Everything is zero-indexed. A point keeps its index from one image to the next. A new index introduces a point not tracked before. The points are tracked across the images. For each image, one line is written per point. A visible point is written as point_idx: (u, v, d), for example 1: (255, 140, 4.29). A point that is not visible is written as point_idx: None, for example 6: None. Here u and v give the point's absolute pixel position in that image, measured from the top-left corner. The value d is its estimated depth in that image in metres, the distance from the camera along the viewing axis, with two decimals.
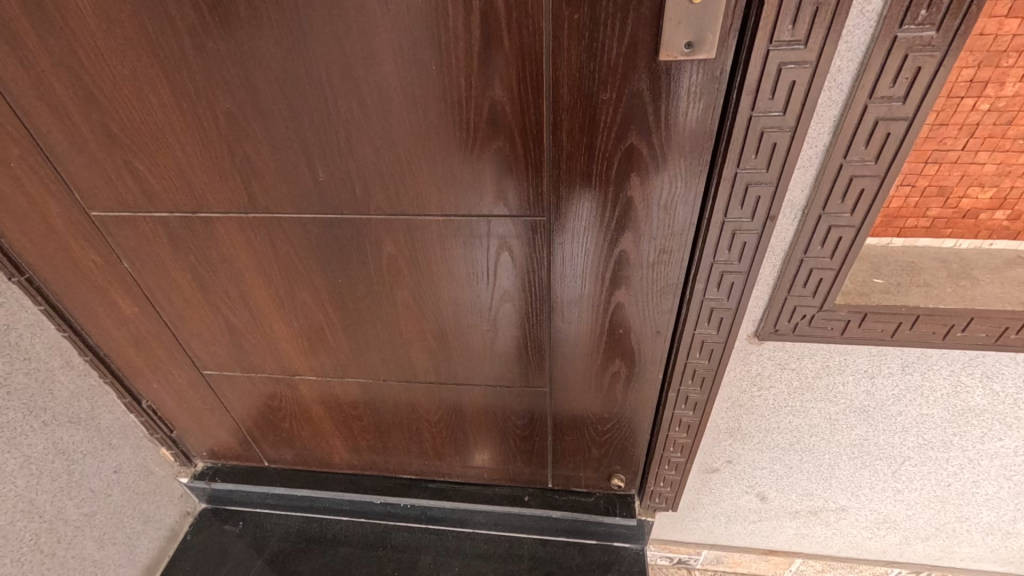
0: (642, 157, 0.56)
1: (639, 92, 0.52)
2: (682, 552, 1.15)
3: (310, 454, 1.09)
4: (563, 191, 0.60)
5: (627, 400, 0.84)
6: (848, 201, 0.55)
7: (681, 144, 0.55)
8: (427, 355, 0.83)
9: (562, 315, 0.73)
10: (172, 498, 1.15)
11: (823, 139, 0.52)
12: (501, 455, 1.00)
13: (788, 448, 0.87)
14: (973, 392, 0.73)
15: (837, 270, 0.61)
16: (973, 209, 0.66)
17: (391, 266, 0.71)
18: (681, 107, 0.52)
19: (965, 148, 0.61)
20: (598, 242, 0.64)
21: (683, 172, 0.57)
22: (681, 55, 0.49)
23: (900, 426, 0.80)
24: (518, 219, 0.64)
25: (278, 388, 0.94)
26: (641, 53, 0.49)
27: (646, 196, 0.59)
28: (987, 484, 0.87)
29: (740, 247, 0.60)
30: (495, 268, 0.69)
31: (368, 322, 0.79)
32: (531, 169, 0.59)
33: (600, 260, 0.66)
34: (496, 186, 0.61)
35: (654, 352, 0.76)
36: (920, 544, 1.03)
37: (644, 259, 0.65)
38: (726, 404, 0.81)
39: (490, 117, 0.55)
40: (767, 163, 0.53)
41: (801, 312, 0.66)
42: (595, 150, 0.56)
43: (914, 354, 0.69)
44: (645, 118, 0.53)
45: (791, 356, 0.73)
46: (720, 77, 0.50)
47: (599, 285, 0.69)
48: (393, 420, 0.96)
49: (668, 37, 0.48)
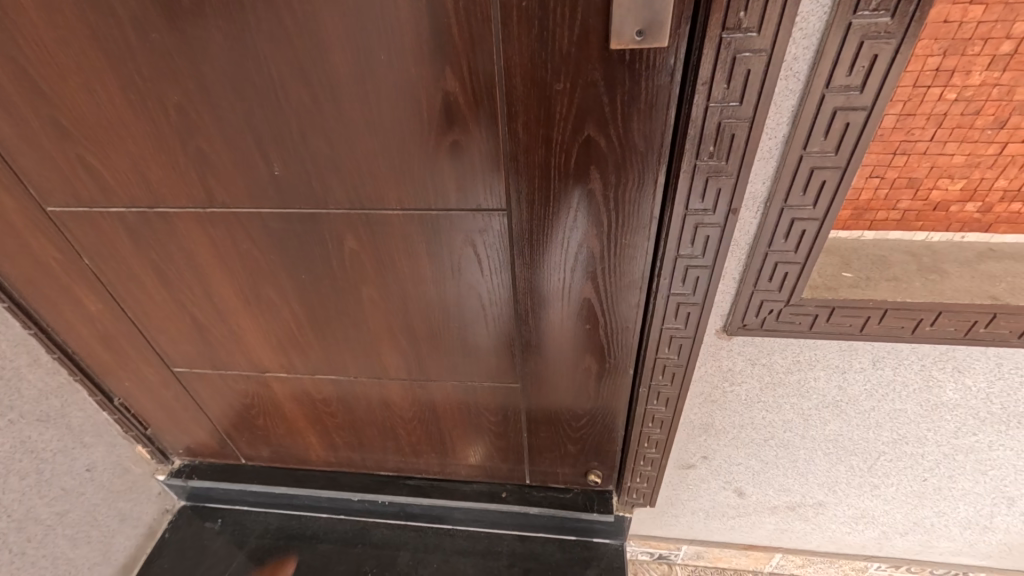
0: (601, 150, 0.55)
1: (594, 83, 0.50)
2: (663, 548, 1.15)
3: (287, 451, 1.09)
4: (522, 185, 0.59)
5: (600, 397, 0.84)
6: (810, 194, 0.54)
7: (640, 136, 0.53)
8: (397, 352, 0.82)
9: (530, 311, 0.72)
10: (149, 496, 1.14)
11: (782, 129, 0.51)
12: (477, 451, 0.99)
13: (763, 443, 0.86)
14: (945, 386, 0.72)
15: (802, 264, 0.60)
16: (943, 202, 0.65)
17: (354, 261, 0.70)
18: (637, 98, 0.51)
19: (933, 138, 0.60)
20: (561, 237, 0.63)
21: (643, 165, 0.56)
22: (633, 44, 0.47)
23: (873, 421, 0.79)
24: (479, 214, 0.63)
25: (250, 386, 0.94)
26: (593, 43, 0.48)
27: (607, 189, 0.58)
28: (963, 478, 0.87)
29: (703, 240, 0.59)
30: (459, 264, 0.68)
31: (335, 319, 0.78)
32: (489, 162, 0.58)
33: (564, 255, 0.65)
34: (454, 180, 0.60)
35: (624, 348, 0.76)
36: (899, 538, 1.02)
37: (608, 253, 0.64)
38: (699, 400, 0.81)
39: (444, 108, 0.54)
40: (726, 155, 0.52)
41: (768, 307, 0.65)
42: (552, 142, 0.55)
43: (885, 349, 0.69)
44: (601, 110, 0.52)
45: (761, 352, 0.72)
46: (675, 67, 0.49)
47: (564, 281, 0.68)
48: (367, 417, 0.96)
49: (618, 25, 0.46)
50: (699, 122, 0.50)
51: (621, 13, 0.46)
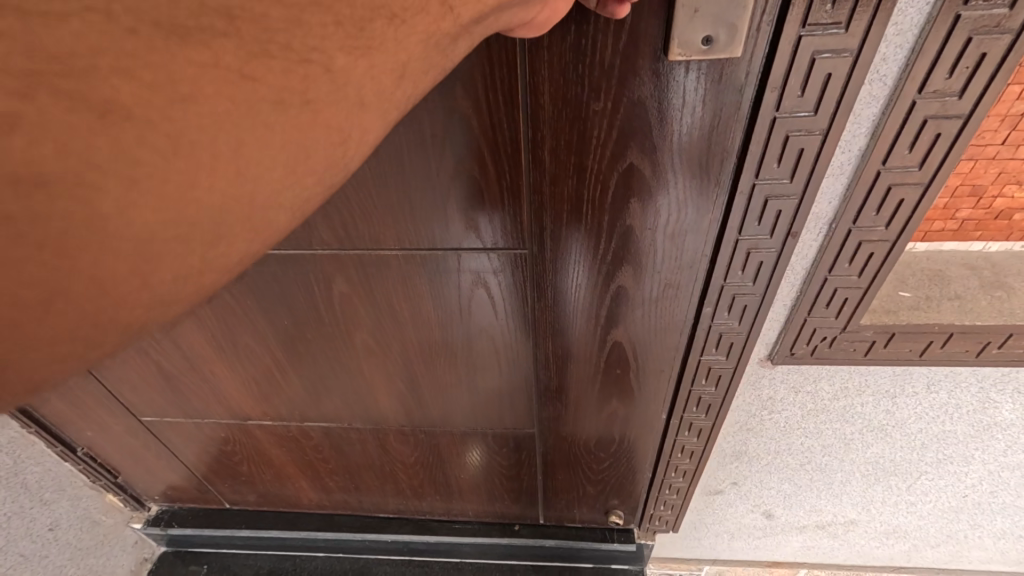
0: (643, 179, 0.47)
1: (640, 100, 0.42)
2: (684, 569, 1.09)
3: (275, 495, 1.00)
4: (547, 221, 0.51)
5: (625, 439, 0.76)
6: (884, 214, 0.47)
7: (691, 162, 0.45)
8: (395, 401, 0.74)
9: (549, 355, 0.64)
10: (124, 547, 1.04)
11: (858, 141, 0.43)
12: (485, 493, 0.91)
13: (798, 467, 0.80)
14: (1001, 407, 0.66)
15: (865, 289, 0.53)
16: (1007, 209, 0.59)
17: (344, 304, 0.62)
18: (697, 119, 0.43)
19: (1005, 142, 0.53)
20: (591, 276, 0.55)
21: (692, 195, 0.48)
22: (696, 54, 0.39)
23: (919, 442, 0.73)
24: (494, 252, 0.54)
25: (229, 433, 0.85)
26: (644, 53, 0.40)
27: (647, 223, 0.50)
28: (1004, 493, 0.82)
29: (755, 266, 0.51)
30: (468, 306, 0.60)
31: (325, 366, 0.70)
32: (507, 194, 0.49)
33: (592, 296, 0.57)
34: (465, 216, 0.52)
35: (655, 390, 0.68)
36: (930, 550, 0.98)
37: (644, 293, 0.56)
38: (734, 428, 0.74)
39: (456, 132, 0.46)
40: (791, 172, 0.44)
41: (821, 334, 0.58)
42: (585, 172, 0.47)
43: (942, 372, 0.62)
44: (649, 132, 0.44)
45: (807, 378, 0.65)
46: (744, 81, 0.41)
47: (591, 324, 0.60)
48: (362, 462, 0.87)
49: (680, 30, 0.38)
50: (764, 136, 0.42)
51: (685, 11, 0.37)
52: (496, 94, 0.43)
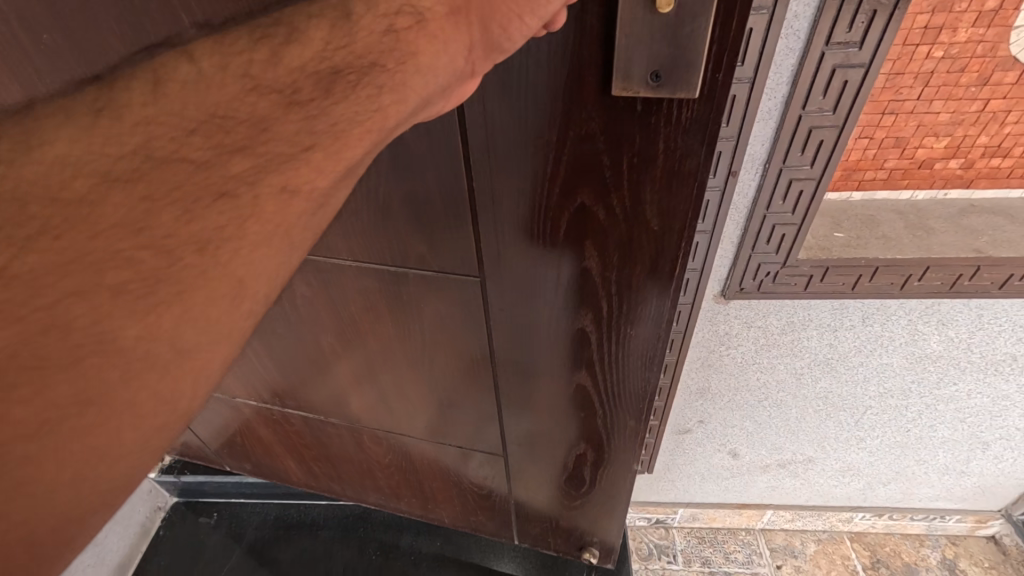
0: (597, 215, 0.45)
1: (586, 134, 0.40)
2: (660, 513, 1.18)
3: (268, 470, 1.04)
4: (498, 250, 0.49)
5: (597, 475, 0.73)
6: (808, 154, 0.55)
7: (644, 199, 0.43)
8: (366, 404, 0.76)
9: (511, 384, 0.63)
10: (139, 494, 1.12)
11: (782, 89, 0.51)
12: (461, 508, 0.90)
13: (757, 405, 0.89)
14: (928, 339, 0.75)
15: (799, 225, 0.61)
16: (928, 159, 0.67)
17: (305, 308, 0.64)
18: (653, 157, 0.40)
19: (921, 97, 0.61)
20: (547, 309, 0.54)
21: (649, 236, 0.45)
22: (645, 89, 0.36)
23: (861, 376, 0.82)
24: (446, 278, 0.54)
25: (221, 406, 0.91)
26: (589, 82, 0.37)
27: (603, 261, 0.48)
28: (943, 427, 0.91)
29: (703, 205, 0.59)
30: (425, 327, 0.60)
31: (297, 361, 0.73)
32: (453, 220, 0.48)
33: (551, 329, 0.56)
34: (411, 238, 0.51)
35: (623, 431, 0.66)
36: (883, 488, 1.08)
37: (605, 331, 0.54)
38: (696, 365, 0.82)
39: (394, 152, 0.44)
40: (727, 117, 0.52)
41: (765, 269, 0.66)
42: (533, 206, 0.45)
43: (874, 306, 0.71)
44: (602, 172, 0.42)
45: (757, 314, 0.73)
46: (698, 119, 0.38)
47: (552, 356, 0.59)
48: (341, 454, 0.90)
49: (623, 60, 0.35)
50: None
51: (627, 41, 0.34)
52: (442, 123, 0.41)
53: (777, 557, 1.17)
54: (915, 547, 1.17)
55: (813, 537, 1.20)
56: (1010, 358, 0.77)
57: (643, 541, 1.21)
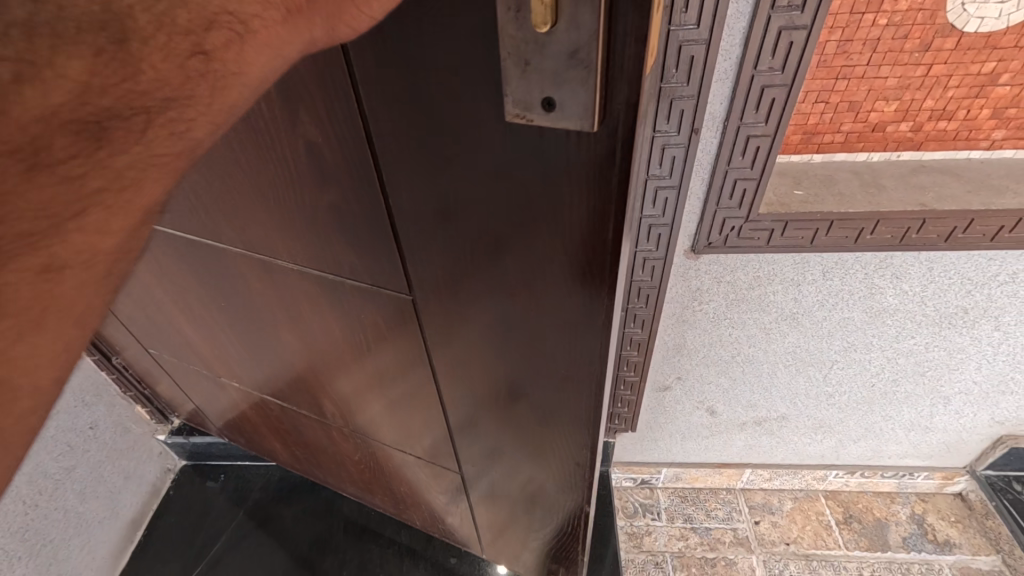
0: (513, 256, 0.40)
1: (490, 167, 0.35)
2: (645, 473, 1.24)
3: (259, 446, 1.11)
4: (423, 276, 0.46)
5: (549, 502, 0.71)
6: (762, 111, 0.61)
7: (560, 244, 0.37)
8: (332, 401, 0.77)
9: (458, 407, 0.61)
10: (151, 455, 1.18)
11: (736, 50, 0.57)
12: (429, 511, 0.94)
13: (731, 361, 0.95)
14: (885, 292, 0.81)
15: (758, 180, 0.67)
16: (880, 122, 0.72)
17: (265, 304, 0.64)
18: (563, 202, 0.35)
19: (870, 63, 0.66)
20: (479, 340, 0.50)
21: (570, 284, 0.40)
22: (540, 120, 0.31)
23: (826, 330, 0.88)
24: (382, 294, 0.51)
25: (209, 383, 0.94)
26: (485, 107, 0.32)
27: (526, 304, 0.44)
28: (905, 381, 0.97)
29: (670, 161, 0.65)
30: (371, 338, 0.59)
31: (266, 350, 0.74)
32: (376, 238, 0.45)
33: (486, 363, 0.52)
34: (345, 250, 0.49)
35: (569, 468, 0.62)
36: (854, 445, 1.14)
37: (538, 374, 0.50)
38: (672, 321, 0.88)
39: (313, 159, 0.42)
40: (687, 76, 0.58)
41: (730, 224, 0.72)
42: (449, 237, 0.41)
43: (832, 260, 0.77)
44: (511, 213, 0.37)
45: (726, 268, 0.79)
46: (608, 161, 0.32)
47: (492, 390, 0.56)
48: (317, 443, 0.95)
49: (514, 87, 0.30)
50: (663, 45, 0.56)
51: (515, 68, 0.29)
52: (352, 136, 0.38)
53: (755, 514, 1.23)
54: (886, 504, 1.23)
55: (790, 495, 1.26)
56: (961, 311, 0.84)
57: (629, 501, 1.27)
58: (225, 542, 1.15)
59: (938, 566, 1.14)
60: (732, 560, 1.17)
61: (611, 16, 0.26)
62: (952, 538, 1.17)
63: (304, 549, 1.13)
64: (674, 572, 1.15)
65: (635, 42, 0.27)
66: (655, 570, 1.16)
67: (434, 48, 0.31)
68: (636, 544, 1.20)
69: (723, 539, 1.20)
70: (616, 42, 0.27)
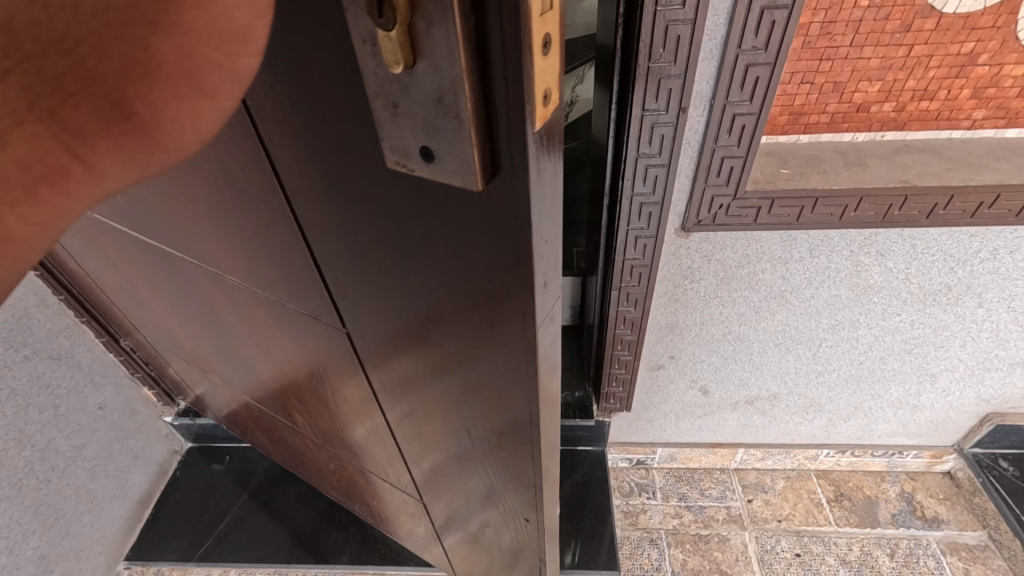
0: (427, 302, 0.36)
1: (386, 210, 0.31)
2: (640, 453, 1.27)
3: (252, 440, 1.12)
4: (350, 309, 0.43)
5: (512, 531, 0.68)
6: (746, 90, 0.63)
7: (472, 295, 0.33)
8: (299, 410, 0.74)
9: (411, 435, 0.57)
10: (158, 436, 1.21)
11: (720, 30, 0.59)
12: (404, 525, 0.93)
13: (722, 339, 0.98)
14: (871, 270, 0.84)
15: (744, 158, 0.69)
16: (865, 103, 0.74)
17: (221, 312, 0.61)
18: (465, 253, 0.30)
19: (853, 44, 0.68)
20: (417, 380, 0.46)
21: (490, 336, 0.36)
22: (421, 167, 0.26)
23: (814, 308, 0.90)
24: (319, 321, 0.48)
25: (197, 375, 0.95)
26: (369, 143, 0.28)
27: (454, 351, 0.39)
28: (893, 359, 1.00)
29: (659, 139, 0.68)
30: (319, 359, 0.55)
31: (233, 353, 0.72)
32: (301, 267, 0.42)
33: (427, 399, 0.48)
34: (276, 272, 0.45)
35: (525, 505, 0.58)
36: (844, 424, 1.17)
37: (479, 417, 0.46)
38: (664, 299, 0.91)
39: (227, 175, 0.38)
40: (674, 56, 0.60)
41: (718, 202, 0.74)
42: (366, 275, 0.37)
43: (819, 237, 0.80)
44: (415, 261, 0.33)
45: (715, 247, 0.82)
46: (501, 216, 0.27)
47: (438, 424, 0.52)
48: (296, 446, 0.94)
49: (389, 130, 0.25)
50: (650, 25, 0.58)
51: (384, 110, 0.24)
52: (257, 156, 0.34)
53: (748, 493, 1.26)
54: (877, 482, 1.27)
55: (782, 475, 1.29)
56: (944, 288, 0.86)
57: (625, 480, 1.29)
58: (230, 521, 1.18)
59: (927, 541, 1.16)
60: (726, 537, 1.19)
61: (474, 61, 0.21)
62: (941, 515, 1.20)
63: (306, 528, 1.16)
64: (668, 549, 1.17)
65: (511, 87, 0.22)
66: (650, 547, 1.18)
67: (312, 67, 0.26)
68: (631, 522, 1.22)
69: (717, 517, 1.22)
70: (488, 85, 0.22)
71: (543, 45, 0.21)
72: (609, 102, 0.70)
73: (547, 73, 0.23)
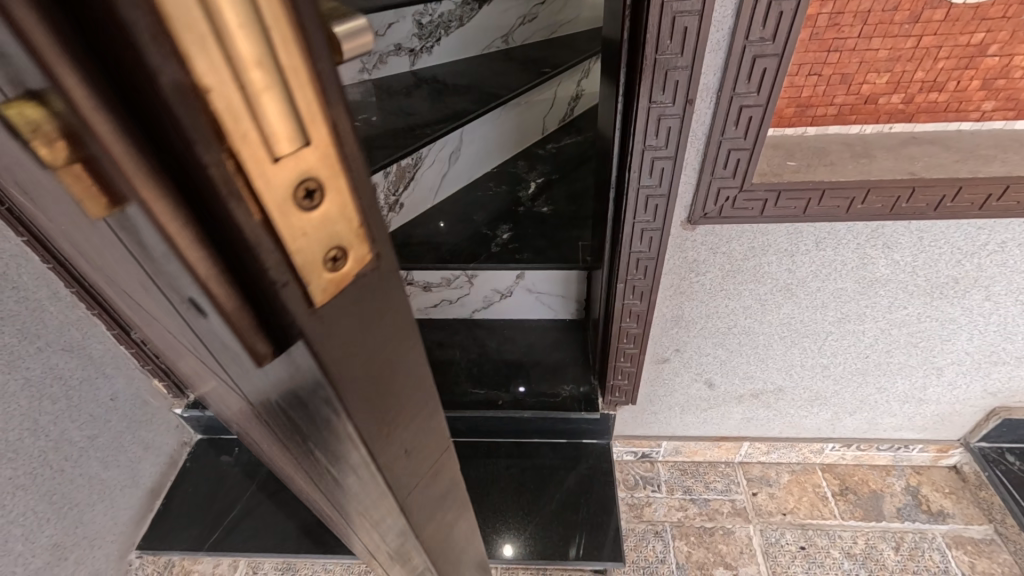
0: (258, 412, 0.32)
1: (182, 332, 0.27)
2: (645, 446, 1.28)
3: None
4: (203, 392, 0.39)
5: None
6: (754, 81, 0.63)
7: (294, 420, 0.30)
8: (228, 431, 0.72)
9: (304, 497, 0.55)
10: (168, 428, 1.23)
11: (728, 21, 0.59)
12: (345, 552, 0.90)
13: (727, 332, 0.98)
14: (877, 262, 0.84)
15: (751, 150, 0.69)
16: (872, 94, 0.74)
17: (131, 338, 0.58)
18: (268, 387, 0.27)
19: (861, 35, 0.68)
20: (285, 462, 0.43)
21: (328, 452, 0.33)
22: (185, 310, 0.22)
23: (819, 301, 0.90)
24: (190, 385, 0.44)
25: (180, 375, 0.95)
26: (128, 269, 0.23)
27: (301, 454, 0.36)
28: (899, 352, 1.00)
29: (666, 131, 0.68)
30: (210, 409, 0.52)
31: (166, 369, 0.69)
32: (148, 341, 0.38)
33: (300, 478, 0.45)
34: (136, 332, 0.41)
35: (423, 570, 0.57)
36: (849, 418, 1.17)
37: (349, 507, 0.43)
38: (669, 292, 0.91)
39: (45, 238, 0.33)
40: (681, 47, 0.61)
41: (725, 195, 0.75)
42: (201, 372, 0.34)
43: (825, 230, 0.80)
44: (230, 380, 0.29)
45: (721, 240, 0.82)
46: (289, 363, 0.23)
47: (319, 499, 0.49)
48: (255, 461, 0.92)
49: (144, 272, 0.21)
50: (658, 16, 0.58)
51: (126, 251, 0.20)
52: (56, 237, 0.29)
53: (753, 486, 1.26)
54: (882, 476, 1.27)
55: (787, 468, 1.29)
56: (952, 281, 0.86)
57: (629, 473, 1.30)
58: (239, 511, 1.20)
59: (932, 535, 1.16)
60: (730, 529, 1.19)
61: (190, 220, 0.17)
62: (946, 509, 1.20)
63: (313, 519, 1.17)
64: (672, 541, 1.18)
65: (254, 244, 0.18)
66: (654, 539, 1.18)
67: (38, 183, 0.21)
68: (636, 514, 1.23)
69: (721, 509, 1.23)
70: (227, 244, 0.18)
71: (297, 194, 0.18)
72: (617, 94, 0.70)
73: (319, 226, 0.19)
